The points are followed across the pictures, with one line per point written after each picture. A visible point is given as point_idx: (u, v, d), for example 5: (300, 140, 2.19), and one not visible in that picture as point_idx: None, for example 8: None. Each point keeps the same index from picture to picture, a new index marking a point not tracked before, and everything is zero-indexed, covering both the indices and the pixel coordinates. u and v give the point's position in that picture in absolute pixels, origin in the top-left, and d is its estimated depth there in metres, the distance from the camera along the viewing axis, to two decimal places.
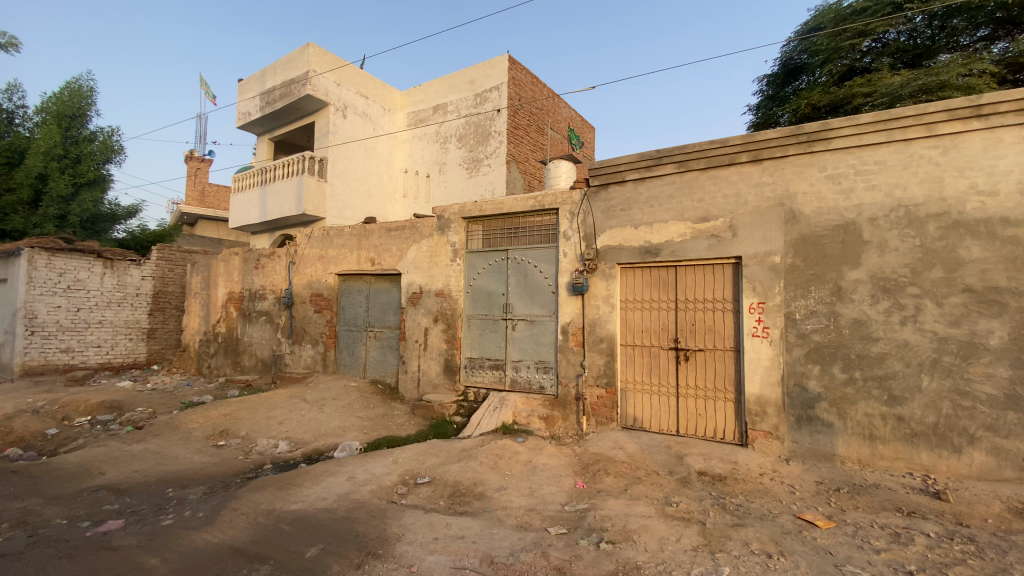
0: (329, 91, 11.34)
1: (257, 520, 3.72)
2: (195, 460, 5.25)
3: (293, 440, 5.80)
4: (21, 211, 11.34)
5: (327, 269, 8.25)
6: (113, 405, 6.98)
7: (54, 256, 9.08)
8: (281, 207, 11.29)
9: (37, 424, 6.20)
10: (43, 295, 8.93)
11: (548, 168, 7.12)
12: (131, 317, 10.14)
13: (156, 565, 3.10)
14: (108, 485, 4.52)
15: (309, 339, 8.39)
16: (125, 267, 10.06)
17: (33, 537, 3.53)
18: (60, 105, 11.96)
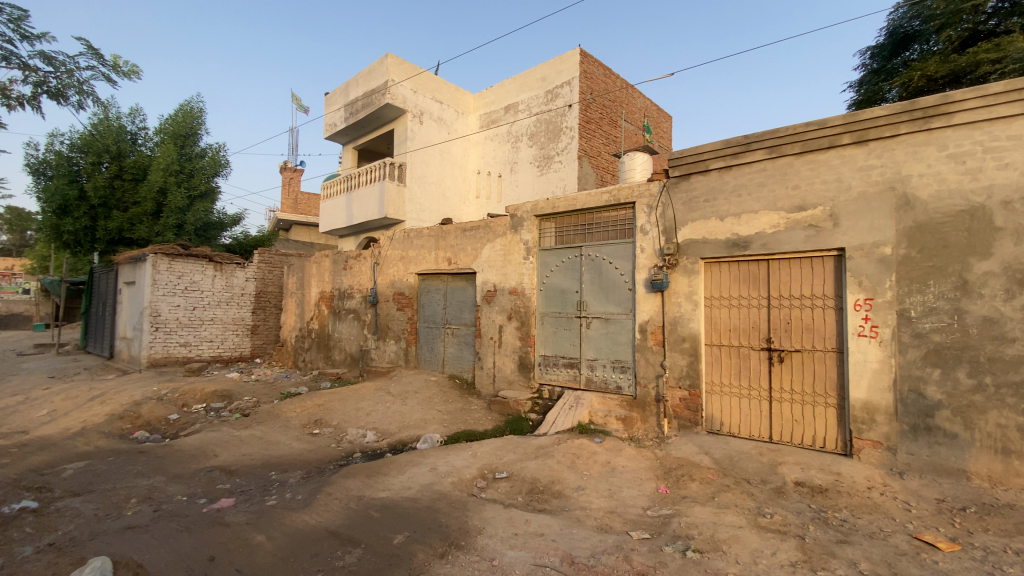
0: (406, 99, 11.80)
1: (348, 505, 3.94)
2: (294, 446, 5.68)
3: (380, 430, 6.10)
4: (146, 221, 12.85)
5: (408, 269, 8.60)
6: (223, 394, 7.73)
7: (173, 260, 10.23)
8: (365, 211, 11.95)
9: (163, 409, 7.01)
10: (164, 295, 10.09)
11: (623, 161, 6.91)
12: (237, 315, 11.19)
13: (262, 541, 3.38)
14: (221, 466, 5.00)
15: (392, 335, 8.80)
16: (232, 270, 11.11)
17: (160, 510, 3.98)
18: (176, 126, 13.44)
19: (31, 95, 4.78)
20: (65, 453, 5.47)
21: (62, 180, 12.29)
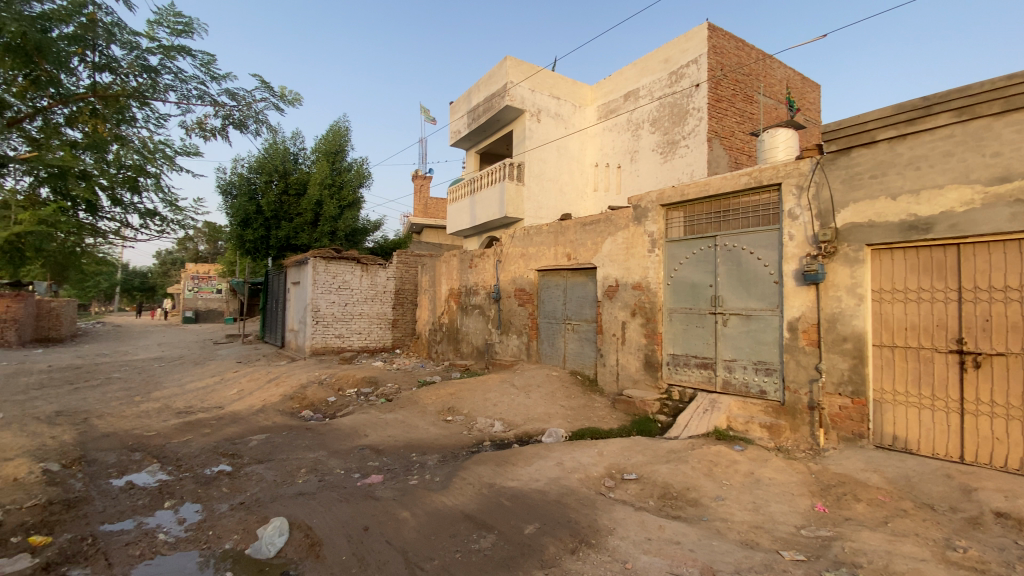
0: (525, 99, 12.00)
1: (480, 491, 4.11)
2: (430, 431, 6.11)
3: (506, 422, 6.30)
4: (307, 229, 14.84)
5: (528, 266, 8.74)
6: (369, 381, 8.60)
7: (328, 263, 11.65)
8: (487, 211, 12.44)
9: (322, 392, 8.02)
10: (322, 293, 11.55)
11: (763, 140, 6.26)
12: (380, 310, 12.37)
13: (407, 517, 3.67)
14: (370, 445, 5.56)
15: (515, 330, 9.02)
16: (375, 270, 12.30)
17: (323, 480, 4.55)
18: (328, 145, 15.26)
19: (221, 127, 5.74)
20: (251, 426, 6.53)
21: (244, 198, 14.54)
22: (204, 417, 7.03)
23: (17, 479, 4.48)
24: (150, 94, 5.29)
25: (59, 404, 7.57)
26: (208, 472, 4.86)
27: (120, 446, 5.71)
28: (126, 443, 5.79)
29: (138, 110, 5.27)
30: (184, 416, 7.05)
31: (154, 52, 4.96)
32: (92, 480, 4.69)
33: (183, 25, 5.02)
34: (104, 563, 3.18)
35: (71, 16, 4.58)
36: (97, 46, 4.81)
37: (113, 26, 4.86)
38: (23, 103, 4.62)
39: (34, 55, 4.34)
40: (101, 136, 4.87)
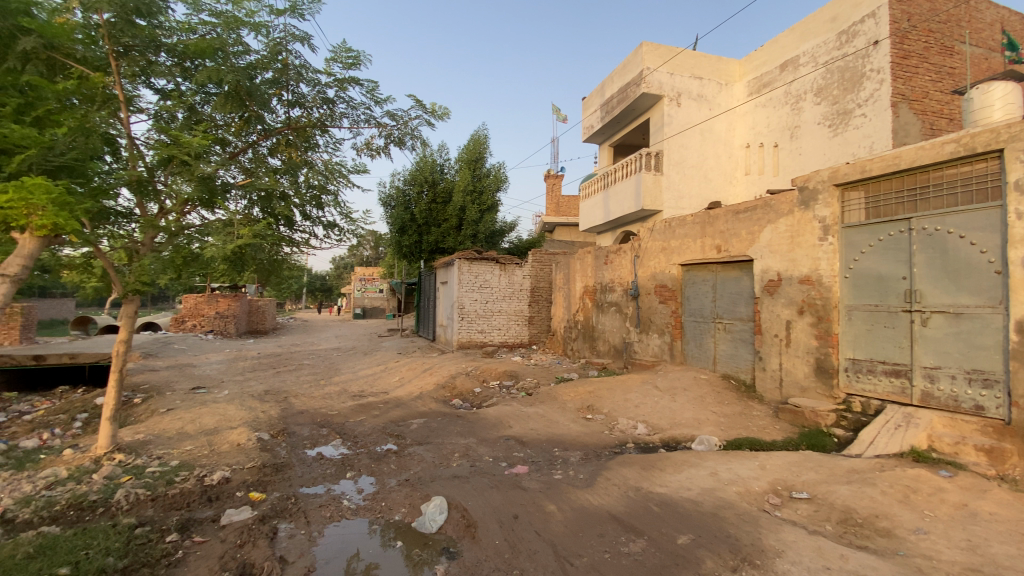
0: (663, 84, 11.39)
1: (627, 493, 4.01)
2: (572, 428, 6.14)
3: (651, 424, 6.06)
4: (452, 233, 15.98)
5: (670, 261, 8.30)
6: (510, 374, 8.95)
7: (472, 263, 12.42)
8: (623, 205, 12.09)
9: (470, 384, 8.59)
10: (467, 292, 12.37)
11: (972, 98, 5.09)
12: (518, 308, 12.81)
13: (554, 511, 3.73)
14: (515, 436, 5.79)
15: (656, 329, 8.63)
16: (513, 269, 12.75)
17: (475, 466, 4.85)
18: (469, 153, 16.23)
19: (384, 145, 6.45)
20: (411, 411, 7.25)
21: (400, 209, 16.18)
22: (373, 400, 7.99)
23: (241, 444, 5.58)
24: (329, 122, 6.16)
25: (266, 384, 9.26)
26: (379, 450, 5.51)
27: (311, 422, 6.77)
28: (315, 420, 6.84)
29: (320, 137, 6.19)
30: (357, 399, 8.10)
31: (331, 85, 5.76)
32: (292, 449, 5.64)
33: (352, 58, 5.75)
34: (304, 520, 3.79)
35: (272, 63, 5.53)
36: (290, 85, 5.75)
37: (301, 67, 5.73)
38: (240, 140, 5.71)
39: (246, 99, 5.35)
40: (294, 161, 5.82)
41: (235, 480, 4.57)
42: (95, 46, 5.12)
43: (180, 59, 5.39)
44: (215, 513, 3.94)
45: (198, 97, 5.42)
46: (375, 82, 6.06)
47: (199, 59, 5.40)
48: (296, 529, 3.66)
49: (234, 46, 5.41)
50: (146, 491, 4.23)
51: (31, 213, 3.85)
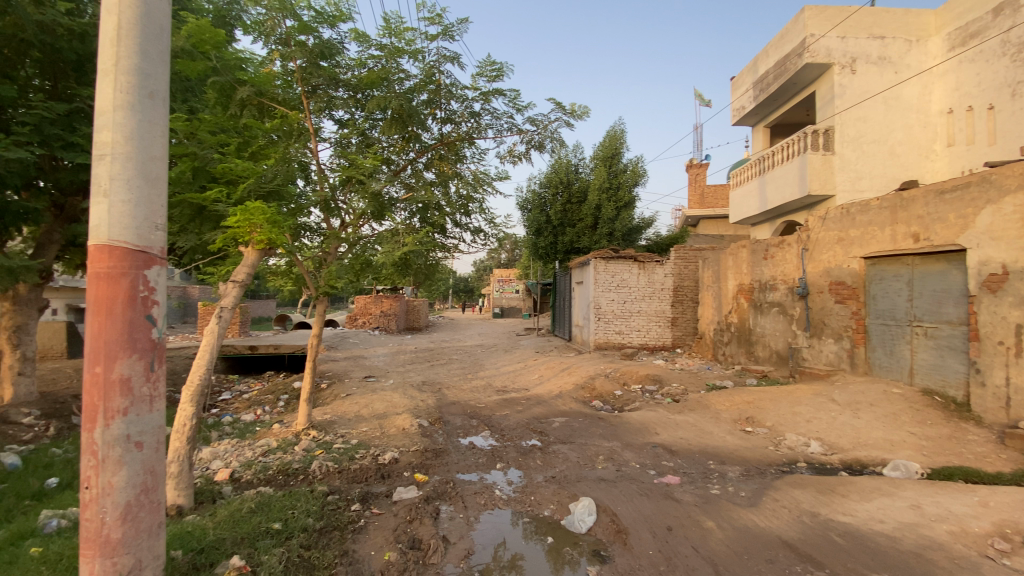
0: (832, 51, 9.93)
1: (800, 518, 3.57)
2: (729, 440, 5.67)
3: (826, 443, 5.32)
4: (588, 233, 15.88)
5: (850, 253, 7.21)
6: (655, 378, 8.57)
7: (609, 262, 12.22)
8: (783, 192, 10.82)
9: (612, 386, 8.44)
10: (604, 292, 12.21)
11: None
12: (659, 308, 12.22)
13: (713, 528, 3.48)
14: (664, 444, 5.53)
15: (830, 333, 7.55)
16: (653, 267, 12.22)
17: (622, 470, 4.75)
18: (605, 149, 15.95)
19: (525, 151, 6.66)
20: (553, 409, 7.37)
21: (536, 211, 16.61)
22: (516, 396, 8.31)
23: (405, 428, 6.23)
24: (475, 135, 6.54)
25: (422, 376, 10.20)
26: (525, 445, 5.70)
27: (463, 413, 7.28)
28: (466, 411, 7.35)
29: (467, 149, 6.61)
30: (502, 394, 8.49)
31: (477, 99, 6.13)
32: (448, 436, 6.12)
33: (496, 70, 6.03)
34: (462, 504, 4.09)
35: (427, 85, 6.06)
36: (442, 104, 6.23)
37: (451, 85, 6.17)
38: (401, 158, 6.36)
39: (407, 119, 5.93)
40: (446, 174, 6.31)
41: (403, 460, 5.12)
42: (292, 90, 6.13)
43: (353, 91, 6.16)
44: (388, 489, 4.44)
45: (367, 123, 6.17)
46: (517, 90, 6.28)
47: (368, 89, 6.13)
48: (456, 512, 3.95)
49: (396, 73, 6.03)
50: (334, 464, 4.97)
51: (252, 231, 4.78)
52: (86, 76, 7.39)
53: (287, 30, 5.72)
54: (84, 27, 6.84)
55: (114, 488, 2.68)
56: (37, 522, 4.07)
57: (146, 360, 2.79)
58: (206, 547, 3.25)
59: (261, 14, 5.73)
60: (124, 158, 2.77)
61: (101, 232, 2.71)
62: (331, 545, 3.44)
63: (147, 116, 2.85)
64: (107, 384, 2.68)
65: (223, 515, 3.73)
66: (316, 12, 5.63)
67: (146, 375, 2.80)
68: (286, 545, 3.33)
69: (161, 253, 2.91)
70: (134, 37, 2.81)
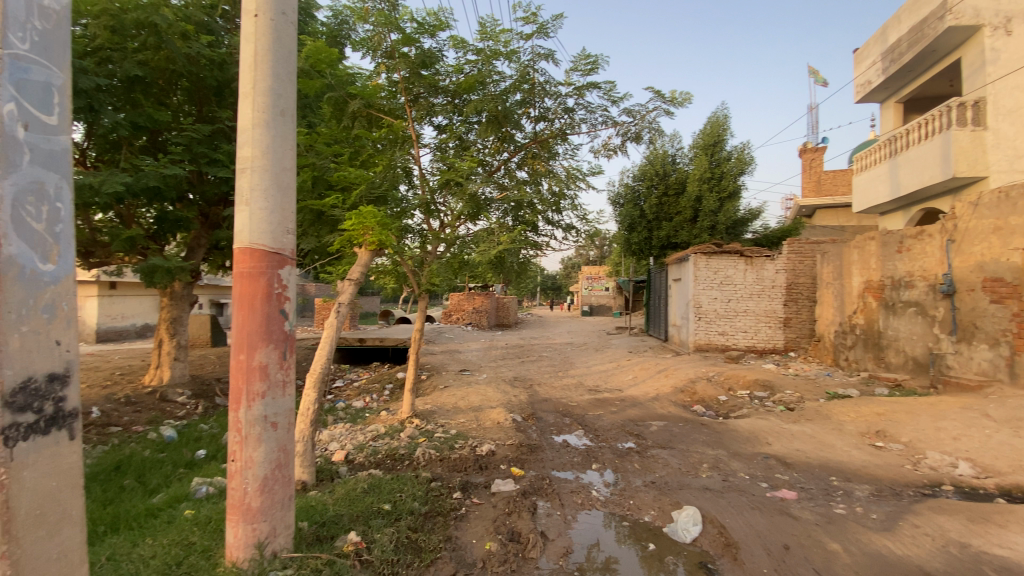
0: (983, 10, 8.50)
1: (947, 549, 3.12)
2: (854, 455, 5.10)
3: (980, 465, 4.58)
4: (687, 227, 15.11)
5: (1011, 245, 6.16)
6: (765, 384, 7.94)
7: (710, 258, 11.55)
8: (920, 176, 9.47)
9: (713, 390, 7.95)
10: (705, 289, 11.55)
11: None
12: (769, 307, 11.28)
13: (838, 551, 3.16)
14: (776, 455, 5.12)
15: (984, 338, 6.48)
16: (762, 263, 11.32)
17: (728, 481, 4.46)
18: (706, 137, 15.06)
19: (621, 143, 6.49)
20: (649, 412, 7.12)
21: (629, 206, 16.16)
22: (609, 396, 8.15)
23: (500, 422, 6.37)
24: (569, 130, 6.49)
25: (515, 372, 10.38)
26: (621, 447, 5.58)
27: (556, 411, 7.28)
28: (559, 409, 7.34)
29: (561, 146, 6.58)
30: (595, 394, 8.38)
31: (571, 94, 6.08)
32: (543, 433, 6.17)
33: (591, 64, 5.94)
34: (558, 502, 4.10)
35: (522, 85, 6.11)
36: (537, 102, 6.26)
37: (545, 83, 6.18)
38: (495, 159, 6.49)
39: (502, 120, 6.04)
40: (540, 172, 6.32)
41: (499, 453, 5.24)
42: (396, 99, 6.49)
43: (451, 96, 6.36)
44: (486, 480, 4.58)
45: (465, 127, 6.37)
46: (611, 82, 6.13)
47: (465, 94, 6.32)
48: (552, 509, 3.97)
49: (492, 75, 6.15)
50: (436, 452, 5.22)
51: (365, 233, 5.16)
52: (224, 100, 8.46)
53: (392, 43, 6.06)
54: (222, 57, 7.82)
55: (254, 462, 3.04)
56: (191, 487, 4.75)
57: (280, 350, 3.14)
58: (327, 521, 3.58)
59: (369, 31, 6.14)
60: (261, 169, 3.12)
61: (244, 235, 3.08)
62: (436, 529, 3.62)
63: (278, 132, 3.18)
64: (249, 369, 3.05)
65: (341, 493, 4.09)
66: (418, 24, 5.92)
67: (279, 363, 3.14)
68: (395, 526, 3.56)
69: (292, 254, 3.25)
70: (268, 62, 3.15)
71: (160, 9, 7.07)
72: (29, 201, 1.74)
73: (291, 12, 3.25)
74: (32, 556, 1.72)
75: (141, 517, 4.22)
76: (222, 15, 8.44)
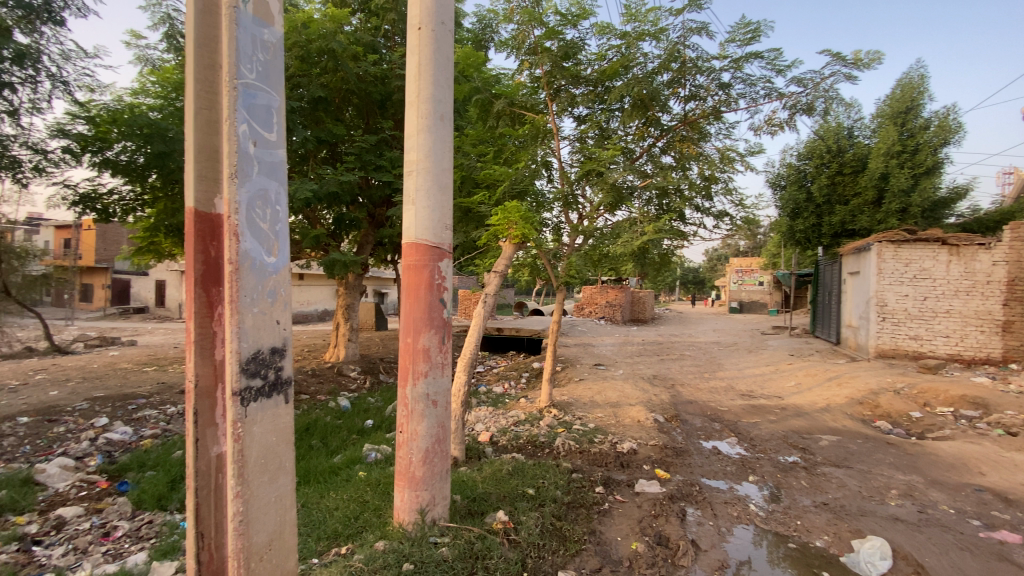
0: None
1: None
2: None
3: None
4: (868, 210, 12.93)
5: None
6: (977, 402, 6.47)
7: (900, 247, 9.76)
8: None
9: (902, 404, 6.72)
10: (892, 284, 9.81)
11: None
12: (982, 307, 9.18)
13: None
14: (993, 489, 4.16)
15: None
16: (972, 253, 9.24)
17: (925, 513, 3.76)
18: (896, 104, 12.69)
19: (789, 117, 5.79)
20: (817, 424, 6.28)
21: (793, 188, 14.37)
22: (766, 403, 7.36)
23: (641, 421, 6.16)
24: (725, 108, 5.94)
25: (655, 369, 9.95)
26: (783, 460, 5.03)
27: (703, 414, 6.81)
28: (705, 413, 6.86)
29: (714, 126, 6.09)
30: (748, 399, 7.65)
31: (728, 68, 5.58)
32: (689, 436, 5.82)
33: (751, 32, 5.36)
34: (711, 512, 3.87)
35: (671, 64, 5.77)
36: (687, 81, 5.87)
37: (698, 59, 5.74)
38: (639, 145, 6.23)
39: (648, 104, 5.76)
40: (689, 156, 5.91)
41: (642, 453, 5.07)
42: (538, 95, 6.59)
43: (593, 85, 6.25)
44: (629, 478, 4.46)
45: (606, 116, 6.23)
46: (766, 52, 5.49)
47: (608, 81, 6.15)
48: (705, 518, 3.76)
49: (637, 58, 5.90)
50: (576, 444, 5.24)
51: (510, 227, 5.33)
52: (386, 110, 9.43)
53: (535, 39, 6.14)
54: (384, 72, 8.71)
55: (418, 435, 3.34)
56: (363, 452, 5.43)
57: (440, 335, 3.41)
58: (477, 497, 3.82)
59: (514, 31, 6.32)
60: (425, 170, 3.39)
61: (412, 232, 3.39)
62: (579, 521, 3.63)
63: (439, 135, 3.42)
64: (415, 351, 3.36)
65: (488, 472, 4.32)
66: (561, 15, 5.92)
67: (440, 346, 3.42)
68: (540, 511, 3.64)
69: (450, 248, 3.50)
70: (431, 70, 3.40)
71: (337, 36, 8.13)
72: (257, 205, 2.09)
73: (449, 20, 3.46)
74: (258, 497, 2.09)
75: (326, 473, 4.96)
76: (384, 35, 9.40)
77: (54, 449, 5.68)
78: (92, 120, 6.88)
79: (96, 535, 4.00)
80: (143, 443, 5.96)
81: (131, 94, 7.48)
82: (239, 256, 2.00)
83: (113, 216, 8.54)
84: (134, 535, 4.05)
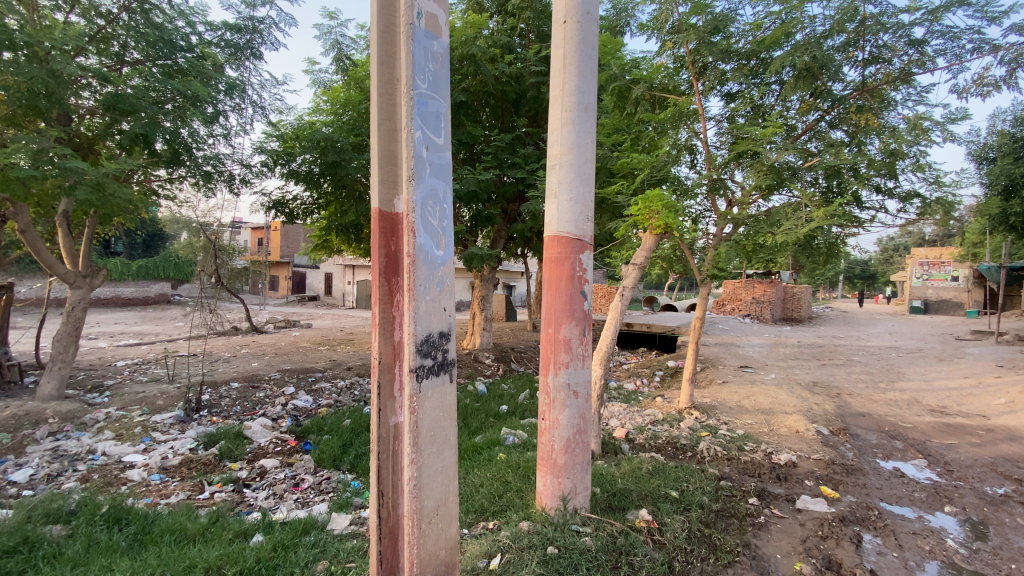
0: None
1: None
2: None
3: None
4: None
5: None
6: None
7: None
8: None
9: None
10: None
11: None
12: None
13: None
14: None
15: None
16: None
17: None
18: None
19: (1007, 73, 4.72)
20: None
21: (1007, 160, 11.55)
22: (965, 422, 6.11)
23: (800, 432, 5.53)
24: (918, 69, 5.01)
25: (814, 375, 8.85)
26: (991, 492, 4.14)
27: (878, 429, 5.89)
28: (882, 428, 5.92)
29: (902, 91, 5.17)
30: (939, 416, 6.43)
31: (920, 22, 4.74)
32: (861, 453, 5.08)
33: None
34: (894, 541, 3.35)
35: (847, 25, 5.04)
36: (867, 42, 5.09)
37: (882, 14, 4.93)
38: (803, 120, 5.56)
39: (818, 71, 5.06)
40: (868, 129, 5.12)
41: (803, 467, 4.57)
42: (680, 76, 6.22)
43: (746, 59, 5.74)
44: (788, 493, 4.05)
45: (761, 91, 5.67)
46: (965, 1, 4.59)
47: (764, 52, 5.60)
48: (886, 547, 3.27)
49: (802, 21, 5.25)
50: (723, 450, 4.91)
51: (651, 216, 5.12)
52: (520, 108, 9.68)
53: (680, 16, 5.81)
54: (519, 71, 8.92)
55: (560, 424, 3.41)
56: (501, 435, 5.71)
57: (580, 326, 3.43)
58: (617, 492, 3.77)
59: (655, 11, 6.04)
60: (568, 163, 3.41)
61: (554, 224, 3.44)
62: (731, 531, 3.40)
63: (583, 127, 3.42)
64: (557, 341, 3.42)
65: (628, 468, 4.25)
66: None
67: (580, 338, 3.43)
68: (687, 515, 3.47)
69: (591, 240, 3.48)
70: (576, 61, 3.38)
71: (476, 40, 8.51)
72: (429, 204, 2.30)
73: (594, 10, 3.41)
74: (428, 464, 2.32)
75: (470, 451, 5.31)
76: (519, 34, 9.61)
77: (257, 410, 6.92)
78: (281, 137, 8.21)
79: (289, 484, 4.80)
80: (320, 410, 6.99)
81: (309, 113, 8.75)
82: (415, 250, 2.22)
83: (297, 217, 10.07)
84: (316, 488, 4.76)
